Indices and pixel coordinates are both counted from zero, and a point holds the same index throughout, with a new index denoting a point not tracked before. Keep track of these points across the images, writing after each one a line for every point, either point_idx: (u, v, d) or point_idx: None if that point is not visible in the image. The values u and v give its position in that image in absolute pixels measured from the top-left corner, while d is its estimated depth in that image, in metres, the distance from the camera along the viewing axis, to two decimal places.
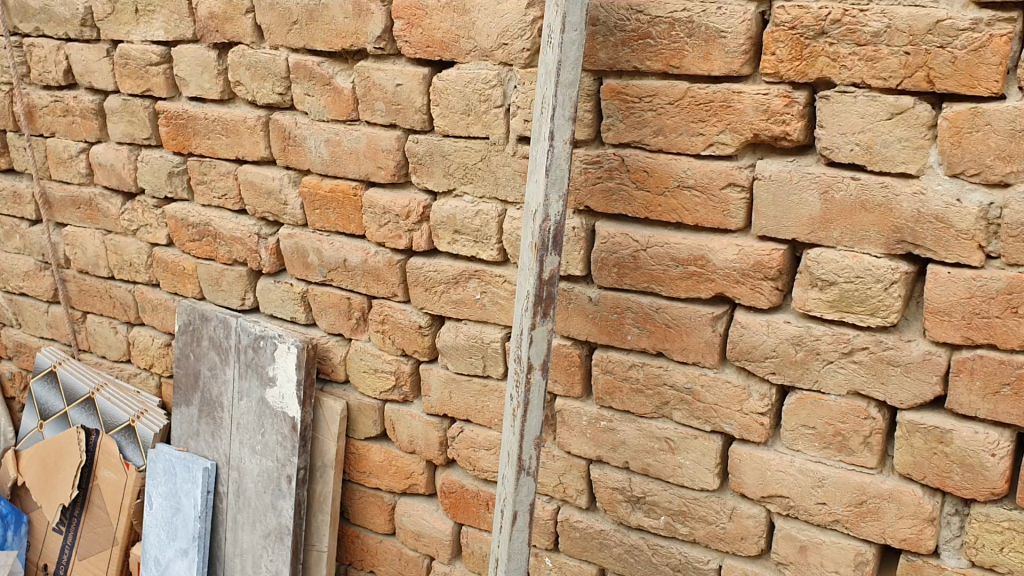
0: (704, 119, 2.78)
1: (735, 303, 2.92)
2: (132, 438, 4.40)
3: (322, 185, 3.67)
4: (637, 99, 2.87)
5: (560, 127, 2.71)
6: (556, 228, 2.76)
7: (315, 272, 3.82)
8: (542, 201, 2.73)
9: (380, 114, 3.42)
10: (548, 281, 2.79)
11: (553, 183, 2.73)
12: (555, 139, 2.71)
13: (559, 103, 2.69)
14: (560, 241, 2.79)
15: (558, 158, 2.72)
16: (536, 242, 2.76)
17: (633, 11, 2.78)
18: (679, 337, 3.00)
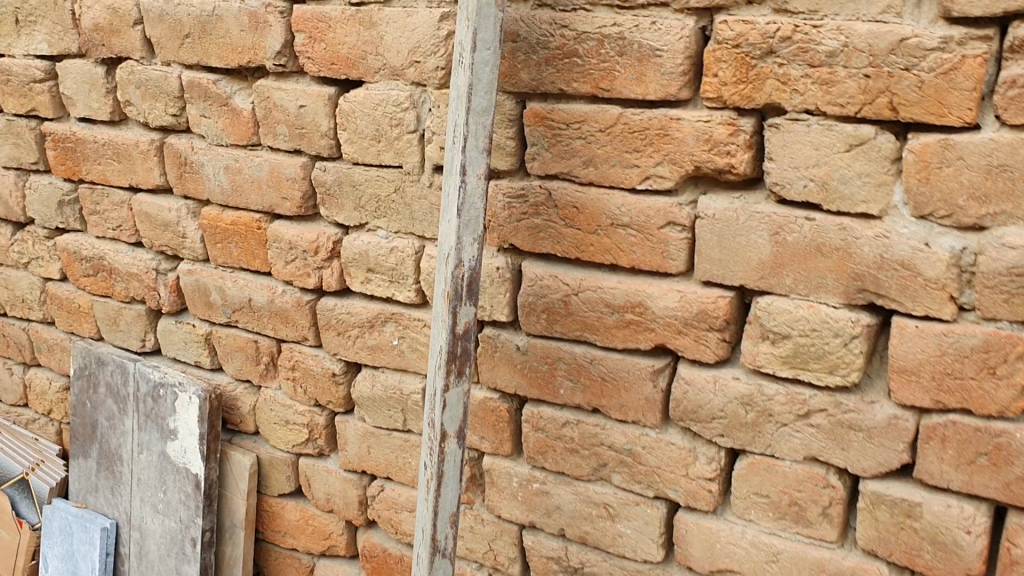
0: (638, 149, 2.44)
1: (679, 355, 2.58)
2: (27, 493, 3.97)
3: (223, 217, 3.30)
4: (564, 126, 2.52)
5: (473, 161, 2.35)
6: (470, 274, 2.41)
7: (219, 312, 3.44)
8: (454, 245, 2.38)
9: (283, 139, 3.05)
10: (463, 337, 2.43)
11: (466, 223, 2.38)
12: (467, 174, 2.36)
13: (473, 133, 2.33)
14: (476, 289, 2.43)
15: (472, 195, 2.37)
16: (448, 291, 2.40)
17: (557, 26, 2.43)
18: (617, 393, 2.66)
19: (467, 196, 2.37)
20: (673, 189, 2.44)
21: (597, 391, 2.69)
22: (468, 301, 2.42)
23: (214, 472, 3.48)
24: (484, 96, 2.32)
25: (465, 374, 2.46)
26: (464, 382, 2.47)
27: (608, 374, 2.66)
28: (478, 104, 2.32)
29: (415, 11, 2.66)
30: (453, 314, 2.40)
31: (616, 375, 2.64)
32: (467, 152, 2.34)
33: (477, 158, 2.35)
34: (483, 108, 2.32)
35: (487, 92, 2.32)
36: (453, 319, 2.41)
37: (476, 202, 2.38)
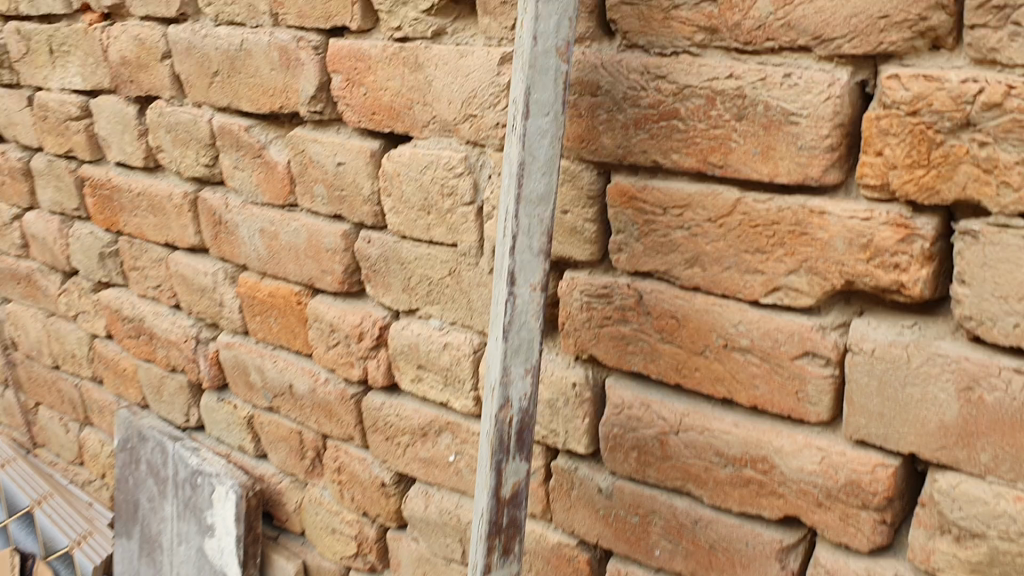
0: (763, 250, 1.72)
1: (816, 531, 1.87)
2: (69, 568, 3.55)
3: (261, 287, 2.77)
4: (659, 210, 1.83)
5: (528, 267, 1.69)
6: (520, 420, 1.75)
7: (261, 396, 2.94)
8: (500, 378, 1.71)
9: (322, 201, 2.48)
10: (513, 501, 1.78)
11: (517, 350, 1.71)
12: (517, 285, 1.69)
13: (527, 231, 1.67)
14: (529, 437, 1.77)
15: (523, 312, 1.70)
16: (491, 438, 1.74)
17: (650, 76, 1.74)
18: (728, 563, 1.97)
19: (516, 312, 1.70)
20: (815, 307, 1.71)
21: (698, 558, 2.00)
22: (519, 454, 1.77)
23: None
24: (544, 179, 1.66)
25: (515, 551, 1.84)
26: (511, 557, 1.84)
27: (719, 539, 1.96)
28: (533, 190, 1.66)
29: (469, 50, 2.02)
30: (495, 471, 1.75)
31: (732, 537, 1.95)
32: (519, 255, 1.67)
33: (534, 263, 1.69)
34: (542, 197, 1.67)
35: (549, 175, 1.66)
36: (498, 478, 1.75)
37: (530, 322, 1.72)
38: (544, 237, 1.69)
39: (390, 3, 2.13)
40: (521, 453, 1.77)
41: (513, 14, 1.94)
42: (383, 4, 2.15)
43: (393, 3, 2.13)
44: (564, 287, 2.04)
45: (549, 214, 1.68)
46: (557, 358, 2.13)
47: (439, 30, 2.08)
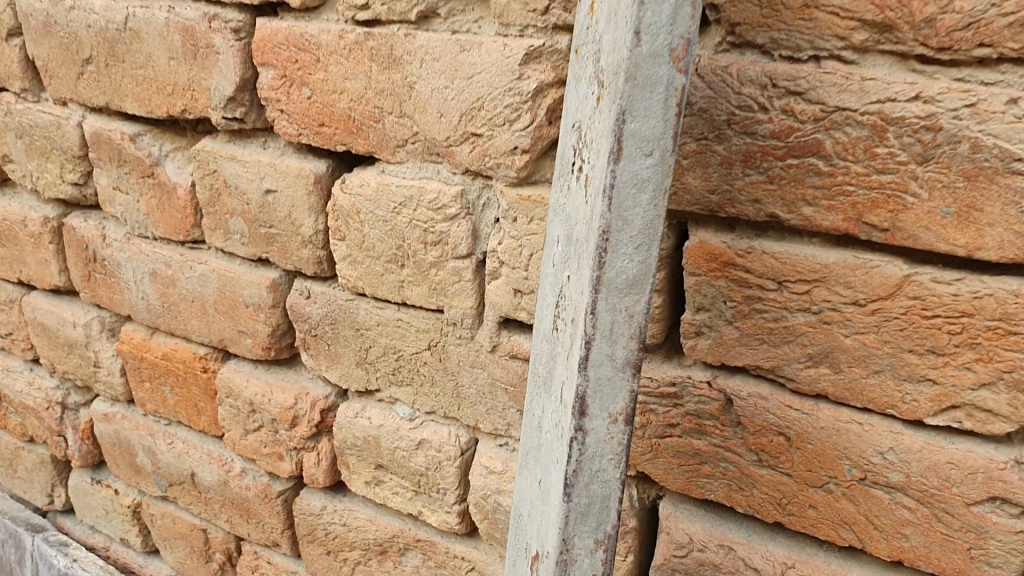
0: (941, 352, 1.17)
1: None
2: None
3: (152, 345, 2.10)
4: (771, 284, 1.25)
5: (607, 390, 1.08)
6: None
7: (152, 482, 2.25)
8: (557, 556, 1.13)
9: (241, 240, 1.83)
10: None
11: (584, 514, 1.12)
12: (589, 418, 1.08)
13: (607, 335, 1.06)
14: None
15: (596, 455, 1.10)
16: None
17: (777, 90, 1.16)
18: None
19: (585, 460, 1.09)
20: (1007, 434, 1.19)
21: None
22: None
23: None
24: (637, 255, 1.04)
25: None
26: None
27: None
28: (619, 273, 1.04)
29: (473, 42, 1.40)
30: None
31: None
32: (593, 375, 1.06)
33: (616, 384, 1.08)
34: (632, 282, 1.05)
35: (646, 247, 1.04)
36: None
37: (607, 469, 1.11)
38: (634, 343, 1.07)
39: None
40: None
41: None
42: None
43: None
44: None
45: (643, 307, 1.06)
46: None
47: (426, 11, 1.44)
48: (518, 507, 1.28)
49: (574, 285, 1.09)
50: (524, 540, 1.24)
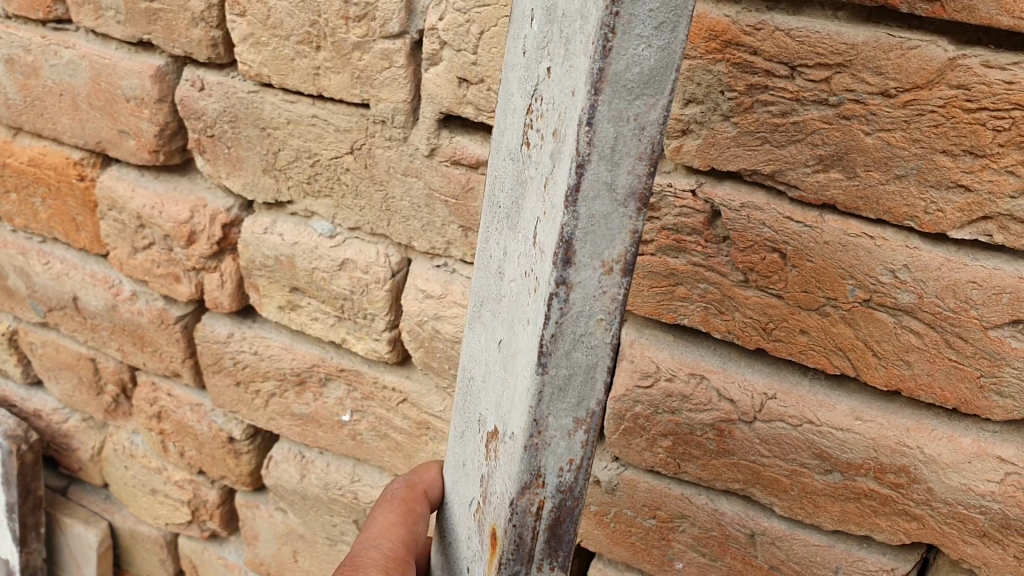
0: (981, 153, 0.99)
1: (941, 554, 1.27)
2: None
3: (15, 149, 1.77)
4: (782, 70, 1.04)
5: (600, 231, 0.75)
6: (556, 509, 0.87)
7: (27, 307, 1.96)
8: (523, 442, 0.82)
9: (116, 18, 1.50)
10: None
11: (562, 391, 0.81)
12: (575, 269, 0.75)
13: (607, 153, 0.72)
14: (567, 531, 0.90)
15: (584, 317, 0.78)
16: (498, 540, 0.90)
17: None
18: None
19: (567, 322, 0.77)
20: None
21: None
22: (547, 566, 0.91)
23: (39, 556, 2.17)
24: (657, 38, 0.69)
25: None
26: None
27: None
28: (631, 64, 0.69)
29: None
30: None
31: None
32: (584, 210, 0.73)
33: (614, 223, 0.75)
34: (648, 78, 0.70)
35: (670, 27, 0.68)
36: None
37: (594, 335, 0.79)
38: (643, 166, 0.73)
39: None
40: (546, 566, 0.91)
41: None
42: None
43: None
44: None
45: (660, 115, 0.71)
46: None
47: None
48: (477, 366, 1.00)
49: (559, 81, 0.76)
50: (482, 409, 0.97)
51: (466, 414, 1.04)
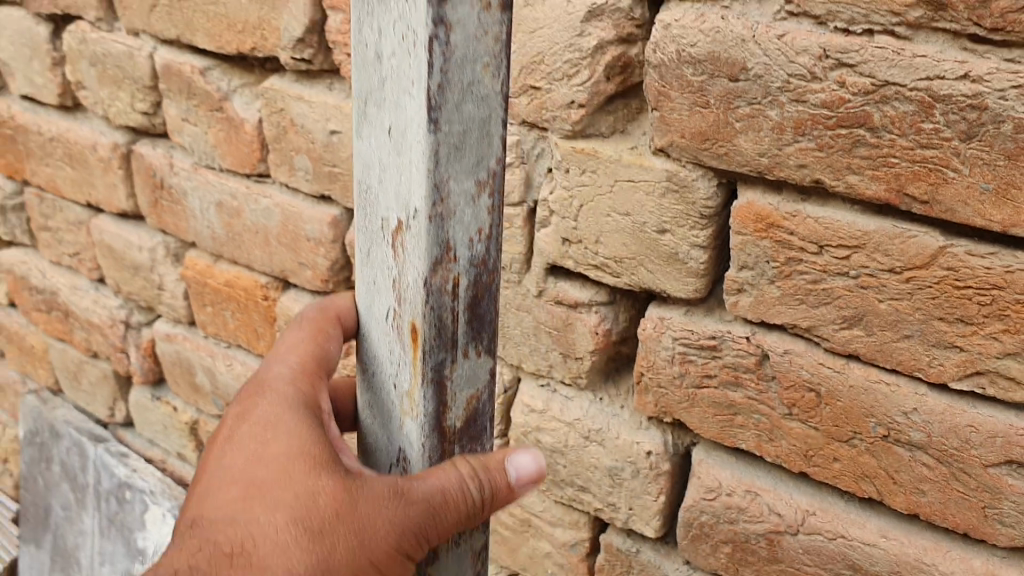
0: (970, 322, 1.23)
1: None
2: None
3: (215, 272, 2.19)
4: (813, 247, 1.31)
5: (466, 157, 0.82)
6: (473, 285, 0.87)
7: (209, 401, 2.36)
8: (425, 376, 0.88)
9: (305, 177, 1.91)
10: (468, 435, 0.95)
11: (459, 150, 0.81)
12: (449, 194, 0.82)
13: (457, 78, 0.79)
14: (487, 310, 0.90)
15: (464, 238, 0.85)
16: (419, 330, 0.87)
17: (830, 62, 1.20)
18: (364, 529, 0.92)
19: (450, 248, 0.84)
20: None
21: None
22: (456, 441, 0.94)
23: None
24: None
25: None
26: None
27: (293, 519, 0.92)
28: None
29: None
30: (432, 415, 0.90)
31: (328, 497, 0.93)
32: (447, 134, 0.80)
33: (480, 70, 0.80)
34: None
35: None
36: (437, 440, 0.92)
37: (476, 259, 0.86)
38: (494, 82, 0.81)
39: None
40: (468, 410, 0.93)
41: None
42: None
43: None
44: (649, 329, 1.52)
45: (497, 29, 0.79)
46: (624, 415, 1.64)
47: None
48: (367, 245, 0.92)
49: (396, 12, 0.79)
50: (377, 246, 0.90)
51: (360, 265, 0.95)
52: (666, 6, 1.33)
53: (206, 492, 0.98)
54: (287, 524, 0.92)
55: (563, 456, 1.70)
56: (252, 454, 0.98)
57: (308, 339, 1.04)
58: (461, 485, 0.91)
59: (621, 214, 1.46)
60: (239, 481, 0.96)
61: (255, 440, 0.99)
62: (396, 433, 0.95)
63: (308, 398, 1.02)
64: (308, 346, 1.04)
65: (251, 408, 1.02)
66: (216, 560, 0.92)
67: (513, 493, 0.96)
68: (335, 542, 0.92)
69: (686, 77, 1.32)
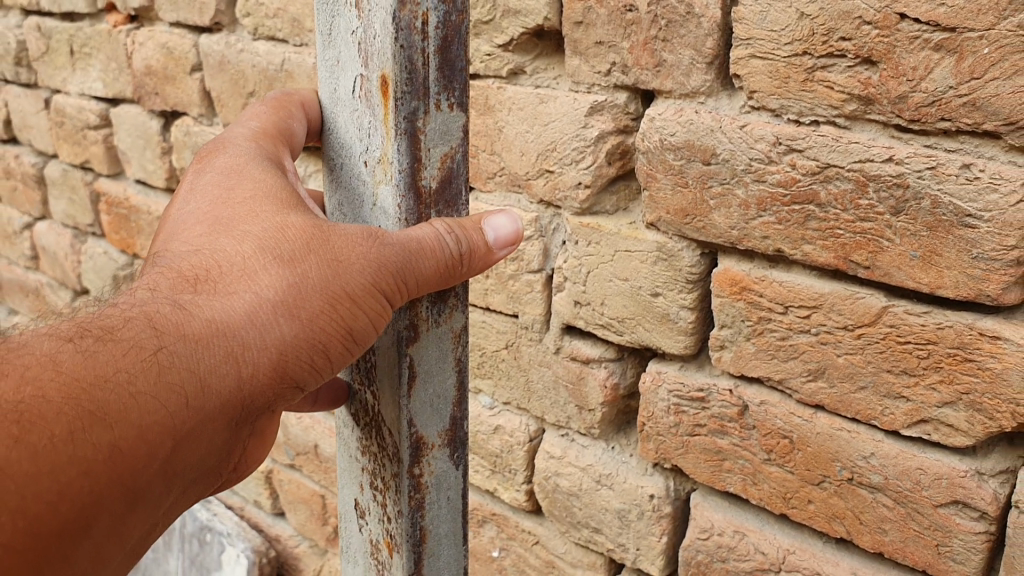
0: (913, 373, 1.39)
1: None
2: None
3: None
4: (781, 307, 1.50)
5: None
6: (442, 25, 0.93)
7: (282, 451, 2.65)
8: (403, 133, 0.94)
9: None
10: (444, 199, 1.00)
11: None
12: None
13: None
14: (457, 56, 0.96)
15: (434, 2, 0.92)
16: (389, 77, 0.92)
17: (782, 147, 1.41)
18: (337, 260, 0.96)
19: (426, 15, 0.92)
20: (970, 447, 1.40)
21: (222, 386, 0.93)
22: (433, 206, 1.00)
23: None
24: None
25: (377, 448, 1.11)
26: (352, 449, 1.17)
27: (265, 247, 0.97)
28: None
29: (551, 95, 1.69)
30: (408, 171, 0.95)
31: (299, 228, 0.98)
32: None
33: None
34: None
35: None
36: (413, 201, 0.98)
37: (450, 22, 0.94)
38: None
39: None
40: (443, 169, 0.98)
41: (609, 57, 1.59)
42: None
43: None
44: (648, 382, 1.71)
45: None
46: (632, 463, 1.81)
47: (515, 69, 1.74)
48: (330, 22, 1.01)
49: None
50: (341, 13, 0.98)
51: (323, 37, 1.03)
52: (655, 103, 1.58)
53: (175, 235, 1.02)
54: (257, 251, 0.96)
55: (579, 499, 1.88)
56: (221, 200, 1.03)
57: (266, 115, 1.11)
58: (437, 236, 0.98)
59: (622, 279, 1.68)
60: (206, 223, 1.01)
61: (221, 190, 1.04)
62: (375, 209, 1.01)
63: (273, 158, 1.08)
64: (265, 120, 1.11)
65: (208, 169, 1.08)
66: (187, 278, 0.95)
67: (489, 253, 1.02)
68: (306, 268, 0.96)
69: (669, 162, 1.55)
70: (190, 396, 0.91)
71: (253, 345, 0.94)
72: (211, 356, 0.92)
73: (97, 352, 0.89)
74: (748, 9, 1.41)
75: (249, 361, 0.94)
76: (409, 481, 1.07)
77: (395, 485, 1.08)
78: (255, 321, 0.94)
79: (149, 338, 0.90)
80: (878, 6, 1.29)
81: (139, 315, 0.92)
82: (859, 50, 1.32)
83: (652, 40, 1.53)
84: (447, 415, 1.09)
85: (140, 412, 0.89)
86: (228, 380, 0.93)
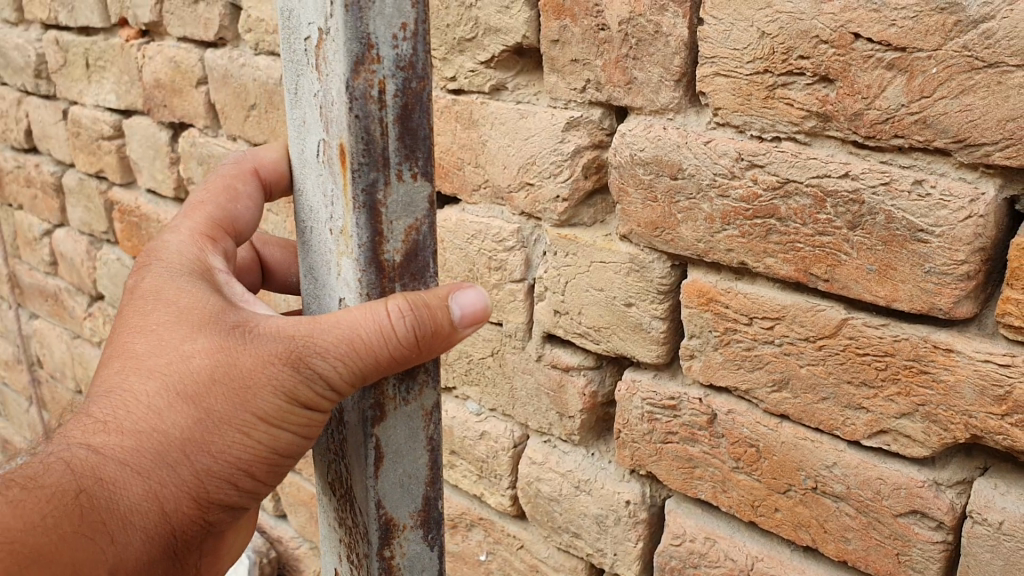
0: (872, 385, 1.41)
1: None
2: None
3: None
4: (746, 318, 1.53)
5: None
6: (401, 92, 0.92)
7: None
8: (360, 203, 0.93)
9: None
10: (410, 271, 0.99)
11: None
12: (373, 31, 0.88)
13: None
14: (421, 124, 0.94)
15: (393, 71, 0.91)
16: (345, 148, 0.91)
17: (745, 163, 1.45)
18: (242, 389, 1.00)
19: (386, 85, 0.91)
20: (927, 458, 1.42)
21: (146, 521, 1.02)
22: (398, 278, 0.99)
23: None
24: None
25: (348, 526, 1.12)
26: (325, 522, 1.19)
27: (169, 386, 1.01)
28: None
29: (531, 111, 1.74)
30: (368, 244, 0.94)
31: (204, 362, 1.01)
32: None
33: None
34: None
35: None
36: (375, 274, 0.97)
37: (411, 91, 0.92)
38: None
39: (445, 49, 1.85)
40: (407, 241, 0.97)
41: (584, 74, 1.64)
42: (436, 49, 1.86)
43: (448, 50, 1.85)
44: (623, 390, 1.75)
45: None
46: (611, 469, 1.85)
47: (498, 85, 1.80)
48: (293, 82, 0.99)
49: None
50: (305, 73, 0.95)
51: (290, 96, 1.02)
52: (628, 119, 1.62)
53: (106, 358, 1.08)
54: (163, 387, 1.01)
55: (559, 504, 1.92)
56: (139, 324, 1.06)
57: (207, 204, 1.16)
58: (383, 334, 0.96)
59: (597, 290, 1.72)
60: (124, 352, 1.05)
61: (134, 314, 1.08)
62: (339, 276, 1.00)
63: (205, 259, 1.11)
64: (207, 210, 1.16)
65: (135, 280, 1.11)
66: (111, 423, 1.01)
67: (449, 328, 1.00)
68: (211, 402, 1.01)
69: (640, 176, 1.59)
70: (114, 531, 1.00)
71: (168, 480, 1.01)
72: (131, 499, 1.00)
73: (23, 500, 0.99)
74: (712, 28, 1.45)
75: (169, 496, 1.02)
76: (379, 564, 1.08)
77: (366, 565, 1.09)
78: (167, 457, 1.00)
79: (70, 483, 0.99)
80: (833, 26, 1.32)
81: (66, 460, 1.00)
82: (817, 68, 1.35)
83: (624, 58, 1.57)
84: (418, 496, 1.09)
85: (68, 557, 0.99)
86: (150, 514, 1.01)
